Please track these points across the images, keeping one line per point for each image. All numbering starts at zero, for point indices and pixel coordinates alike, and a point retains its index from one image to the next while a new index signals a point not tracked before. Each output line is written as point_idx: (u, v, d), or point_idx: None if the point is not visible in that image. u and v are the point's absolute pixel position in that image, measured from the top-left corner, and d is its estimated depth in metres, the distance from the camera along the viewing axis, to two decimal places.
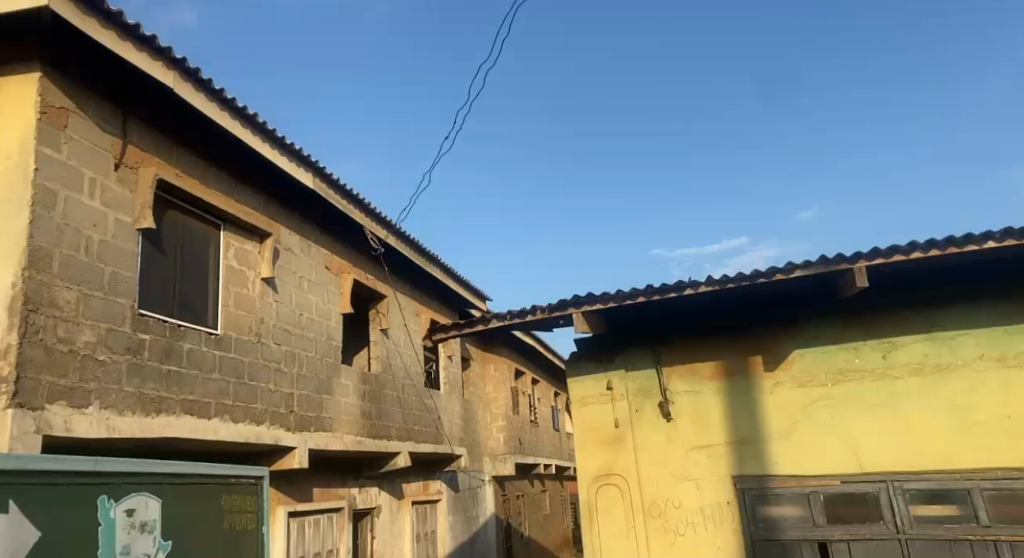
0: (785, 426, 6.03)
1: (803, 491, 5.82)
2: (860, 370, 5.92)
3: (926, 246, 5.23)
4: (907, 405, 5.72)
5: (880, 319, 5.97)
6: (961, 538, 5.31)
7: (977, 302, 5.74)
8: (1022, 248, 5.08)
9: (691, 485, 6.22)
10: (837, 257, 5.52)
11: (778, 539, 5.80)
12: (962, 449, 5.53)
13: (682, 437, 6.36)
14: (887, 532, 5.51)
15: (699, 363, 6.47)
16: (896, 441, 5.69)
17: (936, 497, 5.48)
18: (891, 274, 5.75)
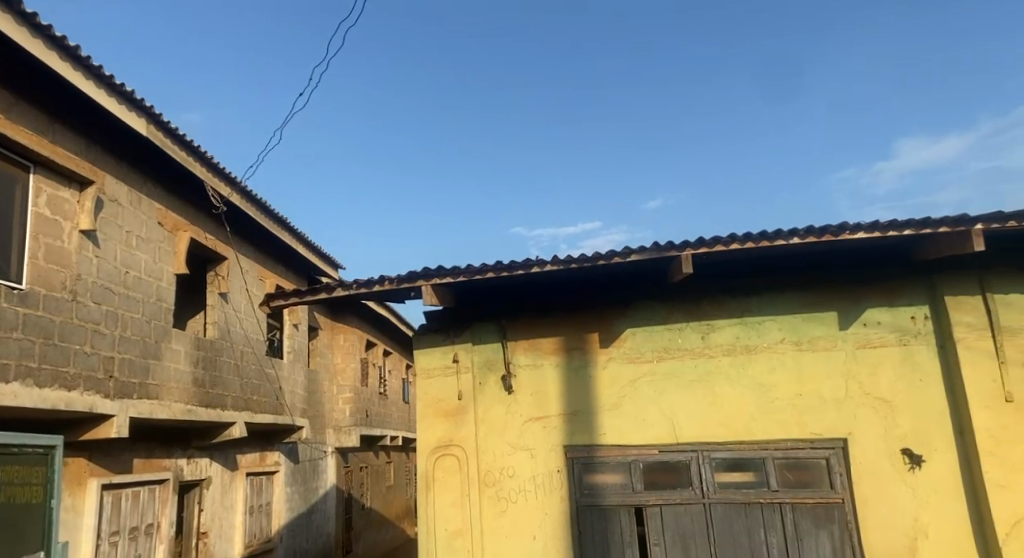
0: (613, 399, 6.40)
1: (624, 460, 6.23)
2: (681, 349, 6.37)
3: (744, 238, 5.66)
4: (719, 382, 6.22)
5: (701, 304, 6.43)
6: (755, 501, 5.90)
7: (783, 291, 6.28)
8: (821, 244, 5.61)
9: (525, 455, 6.46)
10: (668, 244, 5.84)
11: (600, 505, 6.17)
12: (760, 423, 6.07)
13: (520, 409, 6.58)
14: (693, 497, 6.02)
15: (542, 339, 6.70)
16: (708, 414, 6.18)
17: (736, 465, 6.04)
18: (713, 263, 6.18)
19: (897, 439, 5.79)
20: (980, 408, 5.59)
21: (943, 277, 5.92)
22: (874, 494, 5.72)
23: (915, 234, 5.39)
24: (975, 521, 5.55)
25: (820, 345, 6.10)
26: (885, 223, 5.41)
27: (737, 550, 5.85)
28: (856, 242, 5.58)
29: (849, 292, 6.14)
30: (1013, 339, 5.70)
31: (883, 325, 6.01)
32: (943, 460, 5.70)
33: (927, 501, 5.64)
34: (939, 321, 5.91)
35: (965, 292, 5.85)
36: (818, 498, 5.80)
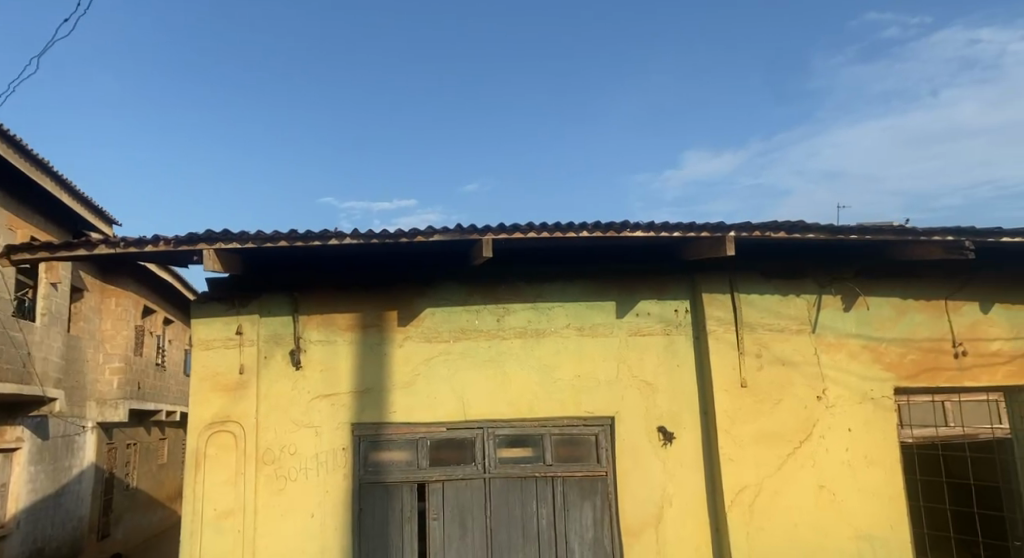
0: (407, 378, 6.41)
1: (412, 437, 6.29)
2: (476, 330, 6.53)
3: (539, 228, 5.89)
4: (508, 363, 6.46)
5: (496, 288, 6.63)
6: (530, 476, 6.23)
7: (566, 279, 6.66)
8: (609, 239, 5.99)
9: (310, 432, 6.29)
10: (470, 227, 5.93)
11: (383, 481, 6.18)
12: (542, 403, 6.40)
13: (308, 385, 6.39)
14: (474, 472, 6.23)
15: (336, 314, 6.54)
16: (495, 393, 6.40)
17: (518, 442, 6.34)
18: (511, 250, 6.38)
19: (654, 418, 6.40)
20: (721, 392, 6.34)
21: (702, 276, 6.60)
22: (632, 467, 6.28)
23: (685, 236, 5.95)
24: (709, 491, 6.29)
25: (601, 331, 6.55)
26: (660, 224, 5.90)
27: (510, 522, 6.16)
28: (637, 239, 6.03)
29: (625, 284, 6.65)
30: (752, 333, 6.51)
31: (652, 316, 6.59)
32: (690, 437, 6.39)
33: (673, 473, 6.30)
34: (696, 315, 6.59)
35: (718, 291, 6.56)
36: (585, 471, 6.26)
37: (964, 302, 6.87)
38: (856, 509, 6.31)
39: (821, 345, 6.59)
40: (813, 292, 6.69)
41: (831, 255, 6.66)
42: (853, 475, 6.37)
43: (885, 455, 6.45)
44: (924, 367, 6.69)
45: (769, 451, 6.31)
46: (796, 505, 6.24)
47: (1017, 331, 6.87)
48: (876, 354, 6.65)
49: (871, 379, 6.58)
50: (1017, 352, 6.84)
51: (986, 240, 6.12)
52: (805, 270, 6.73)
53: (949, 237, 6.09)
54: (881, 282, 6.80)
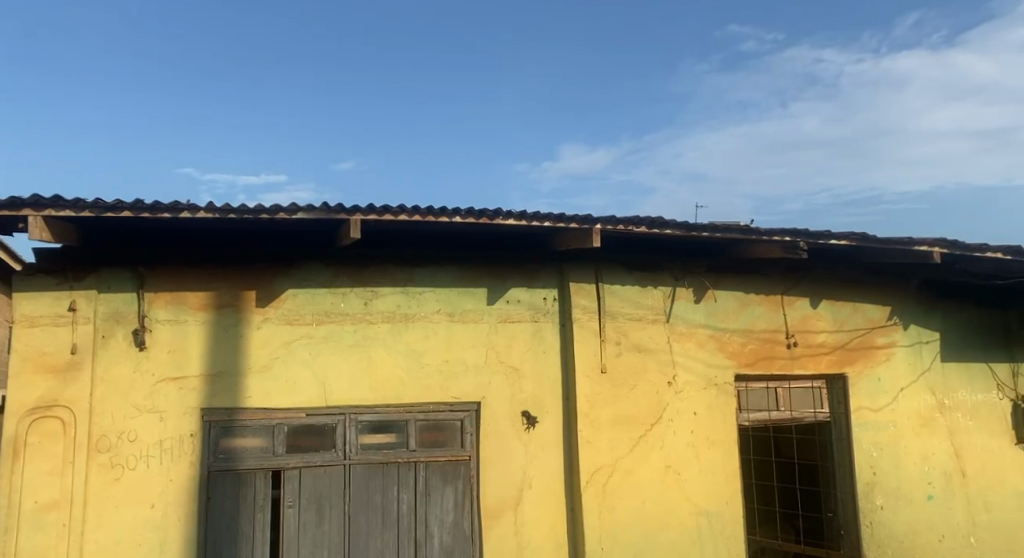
0: (264, 361, 6.13)
1: (268, 423, 6.04)
2: (342, 313, 6.35)
3: (411, 211, 5.81)
4: (373, 348, 6.34)
5: (364, 270, 6.47)
6: (392, 461, 6.17)
7: (436, 265, 6.62)
8: (480, 225, 6.00)
9: (153, 418, 5.87)
10: (337, 207, 5.73)
11: (234, 469, 5.89)
12: (408, 388, 6.34)
13: (152, 368, 5.95)
14: (334, 459, 6.08)
15: (187, 292, 6.13)
16: (358, 378, 6.26)
17: (380, 428, 6.26)
18: (381, 232, 6.25)
19: (519, 402, 6.53)
20: (582, 377, 6.58)
21: (568, 266, 6.79)
22: (494, 451, 6.39)
23: (553, 226, 6.08)
24: (567, 472, 6.51)
25: (470, 317, 6.58)
26: (531, 213, 6.00)
27: (369, 507, 6.07)
28: (508, 227, 6.09)
29: (495, 271, 6.72)
30: (612, 322, 6.80)
31: (522, 303, 6.70)
32: (552, 421, 6.57)
33: (534, 456, 6.47)
34: (563, 303, 6.78)
35: (583, 280, 6.79)
36: (448, 456, 6.29)
37: (797, 298, 7.54)
38: (697, 487, 6.78)
39: (674, 334, 6.99)
40: (669, 285, 7.08)
41: (686, 250, 7.07)
42: (696, 456, 6.83)
43: (724, 437, 6.97)
44: (762, 356, 7.28)
45: (623, 433, 6.63)
46: (645, 484, 6.61)
47: (840, 325, 7.64)
48: (721, 344, 7.15)
49: (716, 366, 7.08)
50: (838, 343, 7.61)
51: (818, 241, 6.73)
52: (663, 264, 7.10)
53: (789, 238, 6.65)
54: (729, 277, 7.31)
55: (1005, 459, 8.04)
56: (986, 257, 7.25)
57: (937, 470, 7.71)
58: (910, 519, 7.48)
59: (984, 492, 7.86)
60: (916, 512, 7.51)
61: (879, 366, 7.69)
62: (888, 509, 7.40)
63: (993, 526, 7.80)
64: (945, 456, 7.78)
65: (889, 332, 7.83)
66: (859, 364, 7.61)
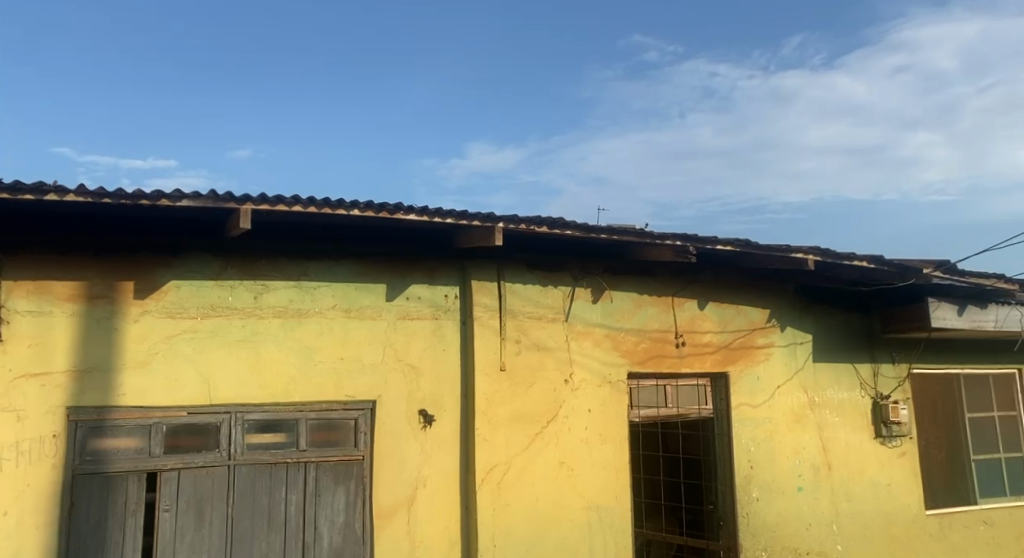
0: (141, 357, 5.73)
1: (145, 423, 5.66)
2: (229, 308, 6.02)
3: (307, 202, 5.59)
4: (263, 344, 6.05)
5: (255, 263, 6.17)
6: (281, 462, 5.93)
7: (333, 259, 6.40)
8: (380, 220, 5.86)
9: (10, 417, 5.36)
10: (226, 195, 5.43)
11: (104, 472, 5.47)
12: (299, 386, 6.10)
13: (11, 363, 5.43)
14: (217, 459, 5.77)
15: (54, 281, 5.64)
16: (246, 375, 5.96)
17: (269, 427, 5.99)
18: (275, 223, 5.98)
19: (417, 401, 6.43)
20: (481, 375, 6.55)
21: (468, 264, 6.75)
22: (389, 450, 6.26)
23: (454, 223, 6.02)
24: (462, 470, 6.47)
25: (367, 313, 6.41)
26: (432, 209, 5.91)
27: (254, 510, 5.80)
28: (408, 222, 5.97)
29: (395, 266, 6.58)
30: (513, 320, 6.82)
31: (422, 300, 6.59)
32: (450, 420, 6.51)
33: (430, 455, 6.39)
34: (464, 301, 6.73)
35: (483, 278, 6.76)
36: (340, 456, 6.11)
37: (687, 299, 7.83)
38: (589, 483, 6.92)
39: (572, 333, 7.10)
40: (568, 284, 7.18)
41: (585, 251, 7.19)
42: (589, 452, 6.96)
43: (616, 433, 7.15)
44: (653, 355, 7.51)
45: (519, 431, 6.66)
46: (539, 481, 6.67)
47: (724, 325, 8.00)
48: (616, 342, 7.33)
49: (610, 364, 7.25)
50: (723, 343, 7.97)
51: (706, 246, 7.01)
52: (562, 264, 7.19)
53: (680, 242, 6.89)
54: (624, 278, 7.50)
55: (865, 452, 8.68)
56: (854, 265, 7.80)
57: (806, 462, 8.22)
58: (782, 509, 7.94)
59: (846, 483, 8.46)
60: (787, 503, 7.98)
61: (758, 366, 8.12)
62: (762, 500, 7.83)
63: (853, 514, 8.42)
64: (813, 450, 8.31)
65: (768, 333, 8.28)
66: (740, 363, 8.00)
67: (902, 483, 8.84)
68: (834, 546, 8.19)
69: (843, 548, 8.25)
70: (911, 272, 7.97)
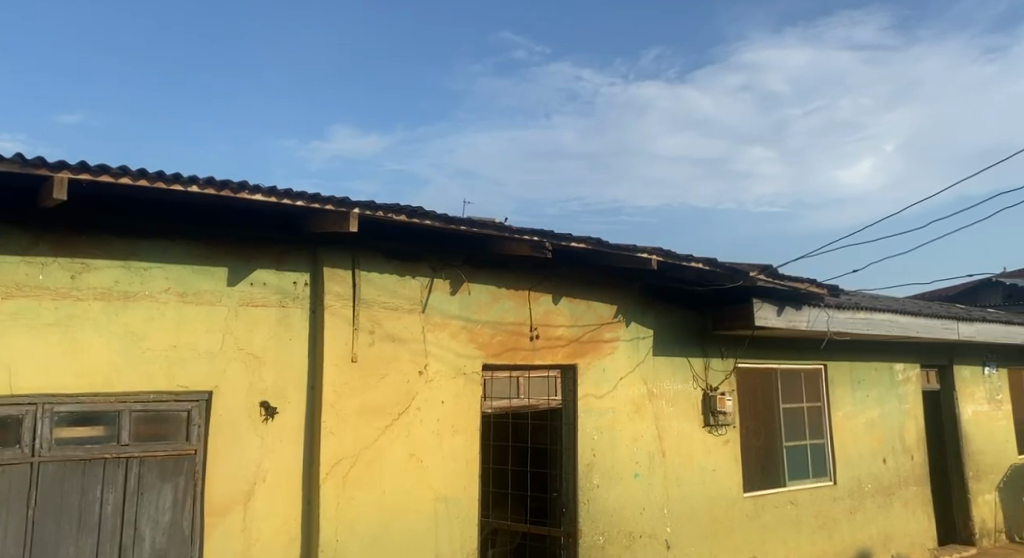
0: None
1: None
2: (39, 288, 5.33)
3: (137, 174, 5.05)
4: (80, 329, 5.42)
5: (75, 238, 5.51)
6: (97, 458, 5.35)
7: (169, 238, 5.85)
8: (223, 198, 5.40)
9: None
10: (37, 160, 4.78)
11: None
12: (123, 376, 5.52)
13: None
14: (18, 456, 5.10)
15: None
16: (57, 364, 5.30)
17: (84, 420, 5.39)
18: (99, 195, 5.36)
19: (258, 392, 6.03)
20: (330, 366, 6.27)
21: (320, 250, 6.42)
22: (226, 444, 5.84)
23: (305, 207, 5.70)
24: (305, 463, 6.17)
25: (205, 298, 5.91)
26: (281, 190, 5.55)
27: (61, 511, 5.19)
28: (255, 203, 5.56)
29: (240, 249, 6.12)
30: (367, 310, 6.57)
31: (268, 286, 6.19)
32: (294, 412, 6.18)
33: (271, 448, 6.03)
34: (315, 289, 6.40)
35: (336, 265, 6.46)
36: (168, 451, 5.62)
37: (542, 294, 7.93)
38: (438, 474, 6.84)
39: (428, 324, 6.96)
40: (426, 275, 7.02)
41: (442, 241, 7.07)
42: (439, 444, 6.88)
43: (467, 424, 7.11)
44: (507, 347, 7.54)
45: (368, 423, 6.45)
46: (386, 473, 6.50)
47: (576, 320, 8.18)
48: (472, 335, 7.28)
49: (464, 356, 7.19)
50: (573, 337, 8.15)
51: (561, 242, 7.12)
52: (420, 254, 7.02)
53: (537, 237, 6.94)
54: (482, 271, 7.46)
55: (695, 439, 9.26)
56: (692, 267, 8.25)
57: (643, 450, 8.63)
58: (620, 496, 8.28)
59: (677, 469, 8.98)
60: (625, 489, 8.34)
61: (604, 358, 8.40)
62: (602, 487, 8.12)
63: (682, 498, 8.95)
64: (650, 438, 8.74)
65: (615, 328, 8.58)
66: (589, 356, 8.23)
67: (725, 468, 9.52)
68: (664, 528, 8.66)
69: (672, 530, 8.75)
70: (740, 275, 8.54)
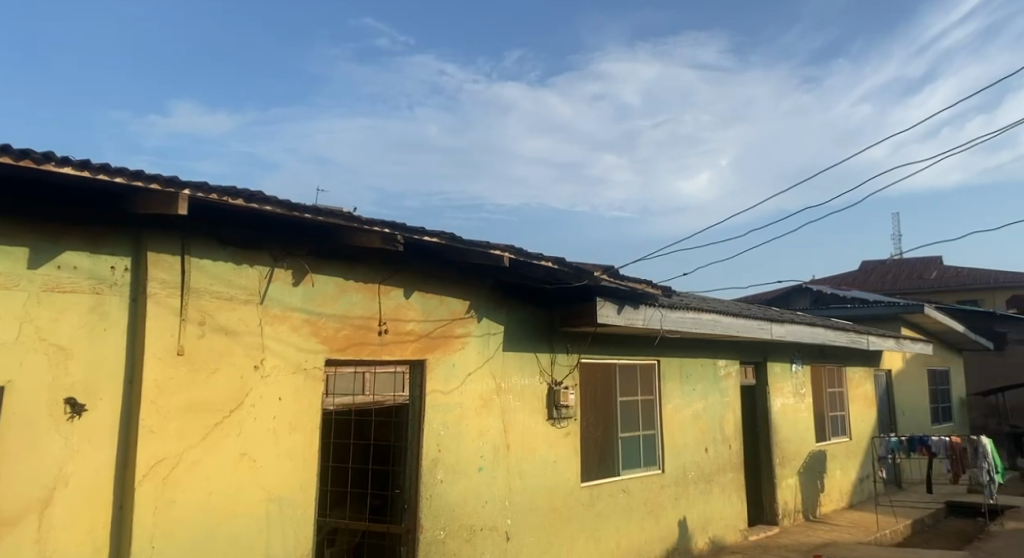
0: None
1: None
2: None
3: None
4: None
5: None
6: None
7: None
8: (23, 170, 4.73)
9: None
10: None
11: None
12: None
13: None
14: None
15: None
16: None
17: None
18: None
19: (63, 388, 5.36)
20: (151, 359, 5.71)
21: (145, 232, 5.82)
22: (20, 446, 5.15)
23: (125, 184, 5.13)
24: (118, 466, 5.59)
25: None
26: (97, 164, 4.96)
27: None
28: (64, 178, 4.92)
29: (47, 228, 5.40)
30: (197, 300, 6.05)
31: (79, 271, 5.51)
32: (106, 410, 5.56)
33: (76, 450, 5.39)
34: (137, 275, 5.80)
35: (162, 250, 5.89)
36: None
37: (392, 288, 7.70)
38: (271, 474, 6.44)
39: (266, 317, 6.54)
40: (266, 265, 6.59)
41: (286, 229, 6.65)
42: (274, 442, 6.49)
43: (306, 421, 6.77)
44: (353, 342, 7.26)
45: (195, 421, 5.95)
46: (213, 474, 6.04)
47: (426, 315, 8.02)
48: (315, 328, 6.93)
49: (306, 350, 6.83)
50: (423, 332, 7.99)
51: (412, 235, 6.94)
52: (261, 241, 6.56)
53: (387, 229, 6.71)
54: (328, 262, 7.10)
55: (538, 433, 9.42)
56: (541, 264, 8.36)
57: (488, 444, 8.65)
58: (463, 490, 8.24)
59: (519, 461, 9.08)
60: (468, 483, 8.31)
61: (454, 354, 8.31)
62: (445, 482, 8.05)
63: (523, 490, 9.07)
64: (495, 432, 8.77)
65: (466, 323, 8.51)
66: (438, 351, 8.11)
67: (565, 460, 9.76)
68: (504, 520, 8.74)
69: (511, 522, 8.84)
70: (586, 275, 8.75)
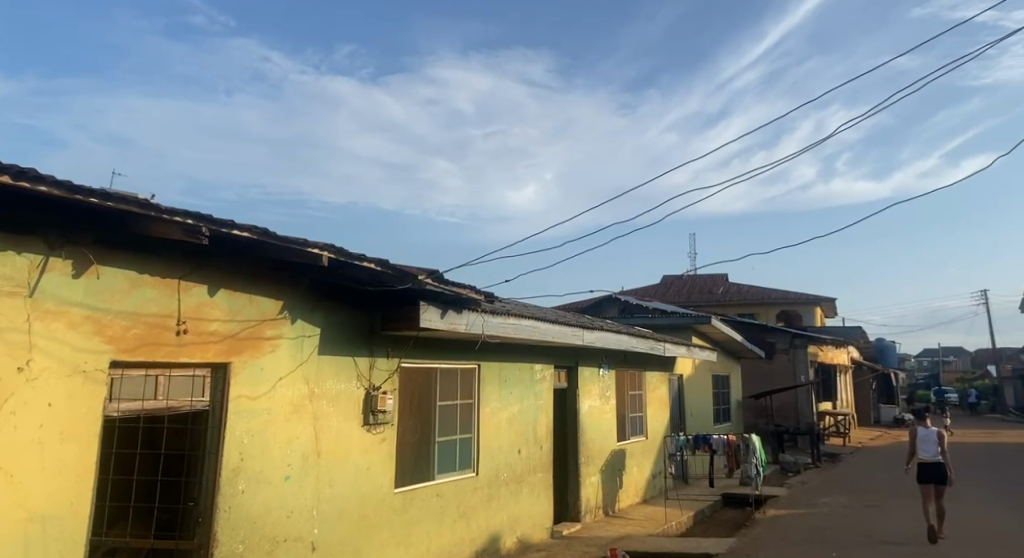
0: None
1: None
2: None
3: None
4: None
5: None
6: None
7: None
8: None
9: None
10: None
11: None
12: None
13: None
14: None
15: None
16: None
17: None
18: None
19: None
20: None
21: None
22: None
23: None
24: None
25: None
26: None
27: None
28: None
29: None
30: None
31: None
32: None
33: None
34: None
35: None
36: None
37: (195, 283, 7.05)
38: (33, 489, 5.62)
39: (36, 312, 5.71)
40: (39, 252, 5.76)
41: (67, 214, 5.87)
42: (39, 454, 5.67)
43: (81, 430, 5.99)
44: (144, 342, 6.55)
45: None
46: None
47: (233, 315, 7.43)
48: (99, 326, 6.17)
49: (86, 351, 6.06)
50: (229, 333, 7.40)
51: (219, 228, 6.40)
52: (35, 225, 5.74)
53: (189, 220, 6.13)
54: (118, 253, 6.36)
55: (352, 438, 9.09)
56: (361, 265, 8.06)
57: (297, 451, 8.19)
58: (267, 500, 7.74)
59: (330, 468, 8.70)
60: (272, 493, 7.82)
61: (262, 356, 7.78)
62: (247, 493, 7.51)
63: (333, 498, 8.70)
64: (305, 439, 8.33)
65: (277, 325, 8.01)
66: (244, 354, 7.54)
67: (379, 465, 9.51)
68: (311, 530, 8.32)
69: (319, 531, 8.44)
70: (408, 277, 8.57)
